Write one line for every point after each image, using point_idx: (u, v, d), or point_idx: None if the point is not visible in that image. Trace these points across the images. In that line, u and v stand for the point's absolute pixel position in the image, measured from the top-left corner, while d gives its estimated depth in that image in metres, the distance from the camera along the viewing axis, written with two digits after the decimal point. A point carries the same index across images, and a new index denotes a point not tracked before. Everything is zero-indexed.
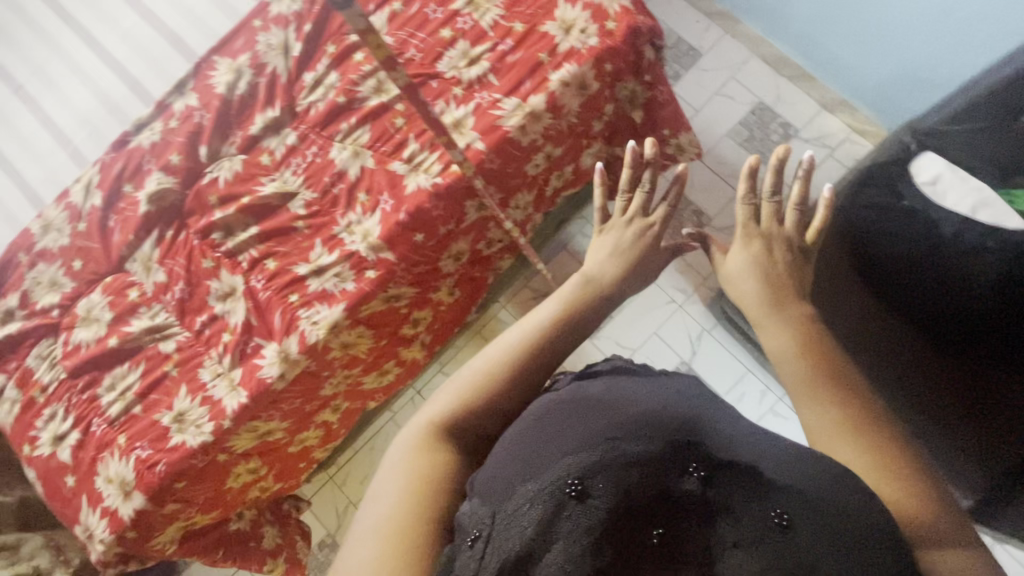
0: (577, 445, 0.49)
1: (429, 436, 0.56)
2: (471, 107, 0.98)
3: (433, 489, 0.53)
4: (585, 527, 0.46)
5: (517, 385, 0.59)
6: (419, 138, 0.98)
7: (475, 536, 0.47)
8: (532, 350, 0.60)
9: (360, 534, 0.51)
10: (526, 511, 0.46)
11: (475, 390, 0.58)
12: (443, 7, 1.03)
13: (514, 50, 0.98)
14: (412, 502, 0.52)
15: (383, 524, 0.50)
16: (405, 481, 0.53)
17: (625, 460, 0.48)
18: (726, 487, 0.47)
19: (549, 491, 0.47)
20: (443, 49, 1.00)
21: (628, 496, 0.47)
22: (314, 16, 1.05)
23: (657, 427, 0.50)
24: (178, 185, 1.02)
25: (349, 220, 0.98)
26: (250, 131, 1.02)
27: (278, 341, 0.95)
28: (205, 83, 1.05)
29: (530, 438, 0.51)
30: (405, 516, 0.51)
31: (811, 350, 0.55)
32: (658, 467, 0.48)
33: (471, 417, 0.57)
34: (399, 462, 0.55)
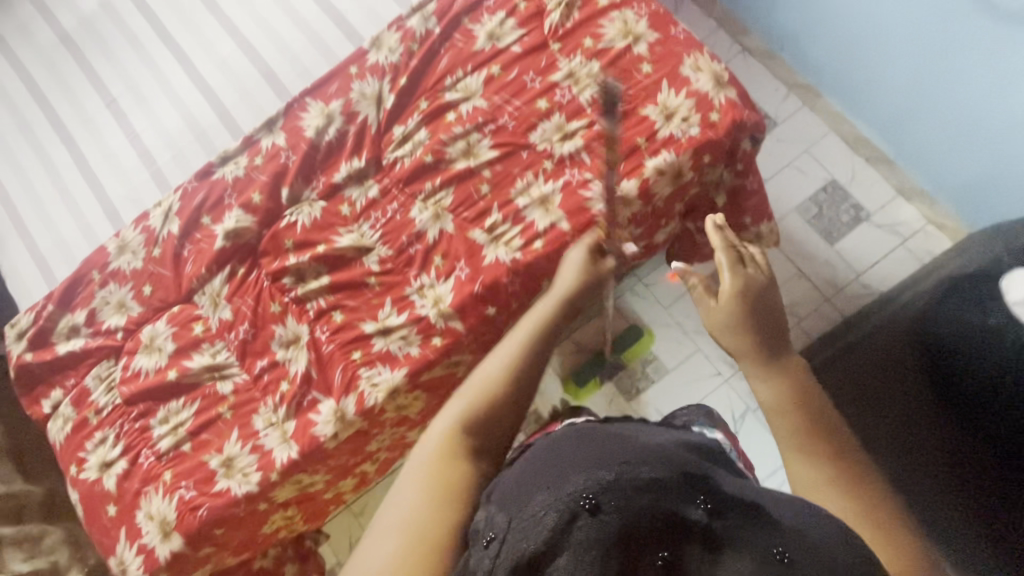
0: (592, 463, 0.46)
1: (446, 444, 0.55)
2: (560, 183, 0.95)
3: (454, 492, 0.52)
4: (595, 542, 0.42)
5: (517, 388, 0.61)
6: (503, 208, 0.96)
7: (491, 538, 0.45)
8: (534, 352, 0.64)
9: (378, 536, 0.49)
10: (539, 518, 0.43)
11: (482, 391, 0.59)
12: (542, 76, 1.01)
13: (610, 130, 0.96)
14: (432, 500, 0.51)
15: (402, 525, 0.49)
16: (428, 479, 0.52)
17: (638, 482, 0.44)
18: (741, 522, 0.43)
19: (562, 501, 0.44)
20: (538, 120, 0.98)
21: (637, 517, 0.43)
22: (411, 70, 1.05)
23: (667, 457, 0.47)
24: (256, 224, 1.01)
25: (421, 283, 0.96)
26: (333, 179, 1.02)
27: (336, 398, 0.93)
28: (294, 123, 1.05)
29: (541, 455, 0.50)
30: (429, 514, 0.50)
31: (794, 394, 0.55)
32: (669, 492, 0.44)
33: (479, 418, 0.58)
34: (422, 462, 0.54)
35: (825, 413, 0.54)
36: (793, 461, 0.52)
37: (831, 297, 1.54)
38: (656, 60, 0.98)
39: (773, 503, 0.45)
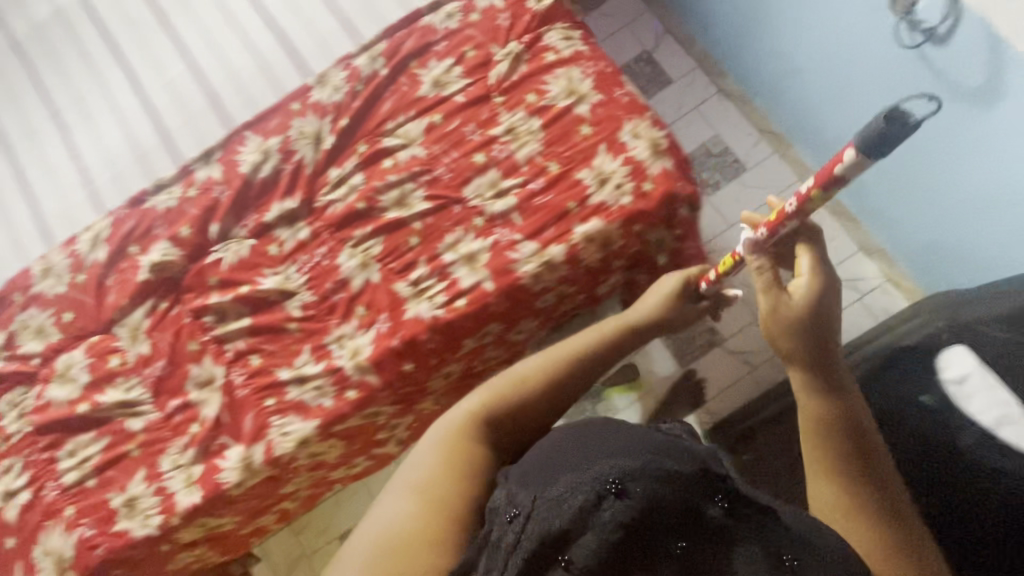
0: (623, 454, 0.53)
1: (467, 421, 0.67)
2: (489, 242, 0.94)
3: (464, 459, 0.64)
4: (618, 523, 0.50)
5: (544, 389, 0.72)
6: (430, 262, 0.95)
7: (516, 514, 0.53)
8: (574, 364, 0.75)
9: (398, 486, 0.63)
10: (568, 498, 0.51)
11: (517, 383, 0.72)
12: (482, 129, 1.00)
13: (543, 191, 0.95)
14: (448, 460, 0.63)
15: (417, 478, 0.63)
16: (445, 447, 0.65)
17: (662, 474, 0.51)
18: (745, 514, 0.51)
19: (591, 487, 0.51)
20: (473, 175, 0.97)
21: (660, 505, 0.50)
22: (352, 112, 1.03)
23: (690, 454, 0.54)
24: (182, 258, 1.00)
25: (341, 333, 0.95)
26: (264, 218, 1.01)
27: (244, 445, 0.92)
28: (231, 157, 1.04)
29: (571, 444, 0.58)
30: (443, 477, 0.62)
31: (831, 412, 0.58)
32: (690, 484, 0.51)
33: (508, 404, 0.69)
34: (446, 427, 0.67)
35: (857, 427, 0.58)
36: (815, 472, 0.57)
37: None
38: (596, 123, 0.97)
39: (786, 510, 0.52)
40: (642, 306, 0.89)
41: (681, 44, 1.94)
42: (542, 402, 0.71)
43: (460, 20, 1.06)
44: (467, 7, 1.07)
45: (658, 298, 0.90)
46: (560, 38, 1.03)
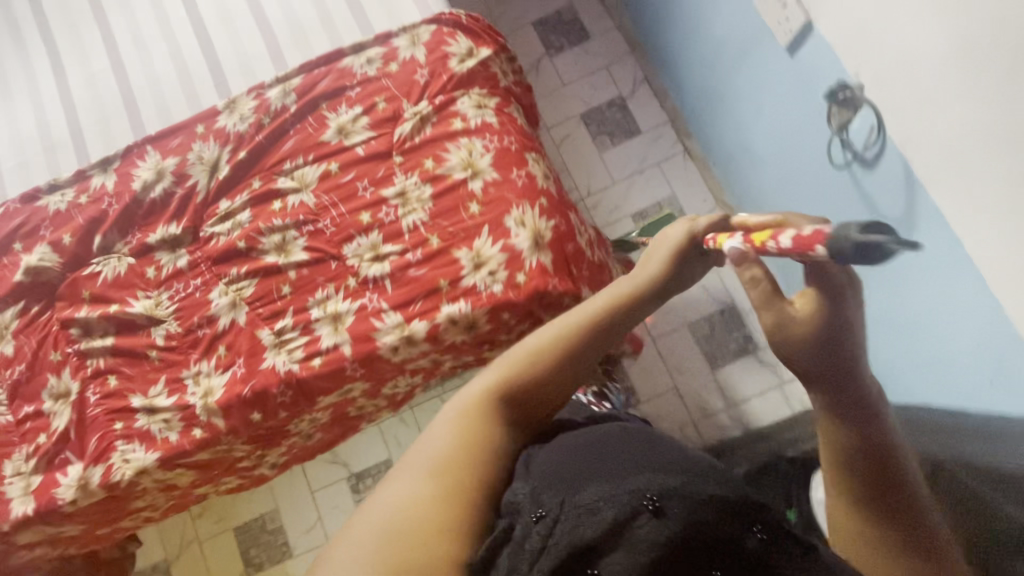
0: (655, 468, 0.45)
1: (479, 403, 0.50)
2: (356, 305, 0.94)
3: (482, 453, 0.48)
4: (651, 543, 0.40)
5: (569, 365, 0.54)
6: (297, 315, 0.95)
7: (542, 515, 0.43)
8: (583, 339, 0.55)
9: (398, 473, 0.47)
10: (598, 508, 0.42)
11: (539, 359, 0.53)
12: (375, 187, 0.99)
13: (419, 264, 0.94)
14: (460, 454, 0.47)
15: (424, 467, 0.47)
16: (456, 437, 0.49)
17: (701, 495, 0.42)
18: (793, 554, 0.41)
19: (626, 499, 0.42)
20: (356, 233, 0.97)
21: (702, 531, 0.41)
22: (253, 145, 1.02)
23: (725, 476, 0.45)
24: (60, 265, 1.01)
25: (199, 369, 0.95)
26: (147, 238, 1.00)
27: (84, 465, 0.93)
28: (128, 170, 1.04)
29: (588, 449, 0.48)
30: (459, 468, 0.47)
31: (848, 465, 0.51)
32: (737, 511, 0.42)
33: (526, 388, 0.53)
34: (453, 413, 0.50)
35: (881, 458, 0.50)
36: (835, 510, 0.52)
37: (695, 421, 1.34)
38: (486, 202, 0.96)
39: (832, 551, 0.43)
40: (647, 263, 0.63)
41: (655, 95, 1.92)
42: (553, 388, 0.54)
43: (379, 68, 1.05)
44: (388, 56, 1.05)
45: (665, 249, 0.63)
46: (473, 106, 1.02)
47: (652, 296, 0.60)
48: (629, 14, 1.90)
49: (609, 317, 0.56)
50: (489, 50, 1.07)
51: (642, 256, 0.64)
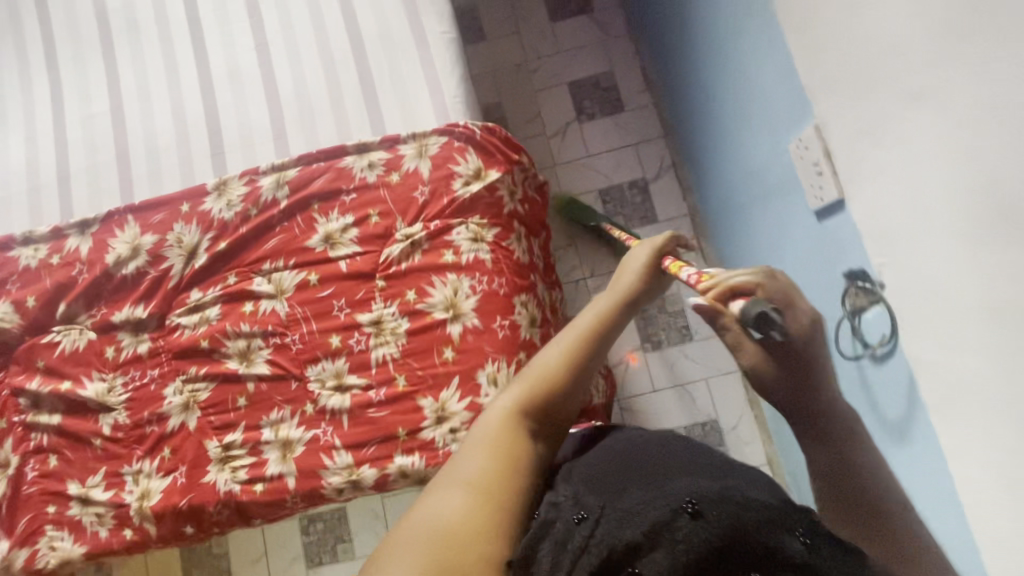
0: (692, 480, 0.52)
1: (500, 422, 0.59)
2: (309, 435, 0.90)
3: (508, 464, 0.57)
4: (691, 544, 0.47)
5: (570, 381, 0.63)
6: (248, 431, 0.91)
7: (584, 516, 0.51)
8: (578, 351, 0.64)
9: (444, 486, 0.55)
10: (640, 509, 0.50)
11: (547, 378, 0.62)
12: (351, 309, 0.94)
13: (380, 404, 0.90)
14: (490, 468, 0.56)
15: (465, 481, 0.55)
16: (484, 454, 0.57)
17: (741, 502, 0.49)
18: (829, 554, 0.45)
19: (664, 504, 0.49)
20: (322, 356, 0.92)
21: (736, 533, 0.47)
22: (235, 238, 0.98)
23: (759, 481, 0.53)
24: (20, 327, 0.98)
25: (140, 468, 0.92)
26: (111, 316, 0.97)
27: (10, 544, 0.91)
28: (105, 236, 1.00)
29: (630, 459, 0.57)
30: (492, 479, 0.56)
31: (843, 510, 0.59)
32: (772, 514, 0.48)
33: (539, 406, 0.61)
34: (481, 433, 0.59)
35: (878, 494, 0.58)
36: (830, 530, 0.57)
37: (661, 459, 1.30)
38: (461, 350, 0.91)
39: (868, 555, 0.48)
40: (628, 274, 0.74)
41: (680, 185, 1.86)
42: (561, 395, 0.63)
43: (380, 175, 0.99)
44: (391, 164, 1.00)
45: (638, 263, 0.75)
46: (468, 238, 0.96)
47: (627, 304, 0.70)
48: (667, 97, 1.82)
49: (598, 332, 0.66)
50: (498, 173, 1.01)
51: (618, 271, 0.75)
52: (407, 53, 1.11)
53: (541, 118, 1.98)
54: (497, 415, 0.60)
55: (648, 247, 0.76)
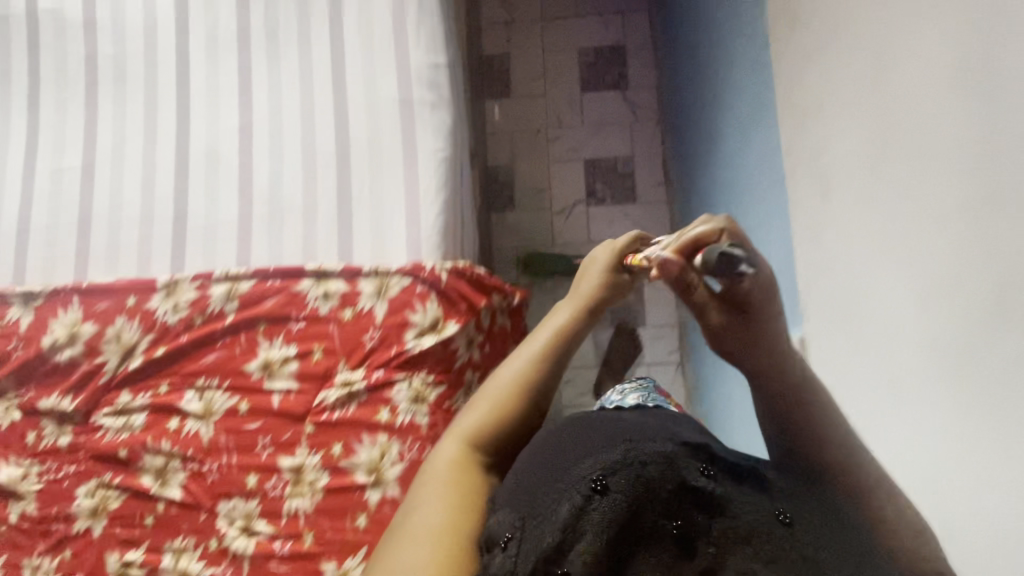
0: (598, 450, 0.53)
1: (450, 461, 0.68)
2: (208, 571, 0.88)
3: (464, 498, 0.62)
4: (607, 519, 0.48)
5: (528, 398, 0.72)
6: (149, 551, 0.90)
7: (509, 537, 0.52)
8: (533, 375, 0.73)
9: (405, 536, 0.60)
10: (559, 505, 0.50)
11: (504, 401, 0.71)
12: (275, 449, 0.91)
13: (283, 559, 0.87)
14: (445, 508, 0.62)
15: (422, 531, 0.60)
16: (439, 492, 0.63)
17: (638, 462, 0.50)
18: (740, 495, 0.47)
19: (573, 491, 0.50)
20: (236, 492, 0.90)
21: (643, 493, 0.49)
22: (173, 346, 0.94)
23: (648, 431, 0.55)
24: None
25: (37, 564, 0.91)
26: (38, 400, 0.95)
27: None
28: (46, 314, 0.97)
29: (542, 455, 0.58)
30: (447, 520, 0.60)
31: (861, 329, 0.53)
32: (666, 463, 0.50)
33: (493, 437, 0.69)
34: (436, 480, 0.66)
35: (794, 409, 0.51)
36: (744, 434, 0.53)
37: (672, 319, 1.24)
38: (375, 519, 0.88)
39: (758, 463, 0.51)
40: (583, 289, 0.78)
41: None
42: (516, 416, 0.71)
43: (333, 308, 0.95)
44: (347, 298, 0.95)
45: (592, 276, 0.78)
46: (408, 397, 0.92)
47: (586, 315, 0.76)
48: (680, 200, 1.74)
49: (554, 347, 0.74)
50: (456, 325, 0.96)
51: (577, 285, 0.79)
52: (392, 166, 1.05)
53: (550, 191, 1.91)
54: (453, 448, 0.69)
55: (606, 248, 0.80)
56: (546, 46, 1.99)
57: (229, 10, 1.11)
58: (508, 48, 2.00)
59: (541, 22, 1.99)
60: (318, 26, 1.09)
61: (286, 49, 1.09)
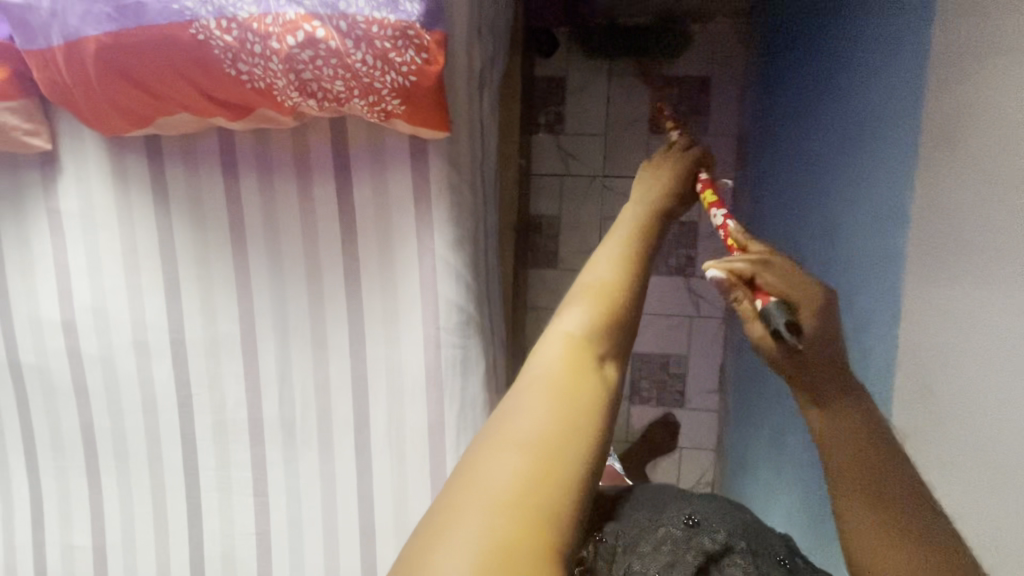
0: (697, 504, 0.54)
1: (568, 358, 0.50)
2: None
3: (568, 414, 0.46)
4: (704, 549, 0.48)
5: (630, 299, 0.55)
6: None
7: (605, 547, 0.50)
8: (636, 262, 0.58)
9: (502, 437, 0.44)
10: (662, 532, 0.50)
11: (606, 303, 0.53)
12: None
13: None
14: (541, 434, 0.44)
15: (531, 433, 0.44)
16: (544, 394, 0.47)
17: (743, 522, 0.53)
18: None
19: (667, 523, 0.51)
20: None
21: (738, 535, 0.50)
22: None
23: (735, 511, 0.56)
24: None
25: None
26: None
27: None
28: None
29: (639, 503, 0.58)
30: (550, 424, 0.45)
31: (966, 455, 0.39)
32: (763, 539, 0.52)
33: (604, 331, 0.52)
34: (544, 368, 0.49)
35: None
36: None
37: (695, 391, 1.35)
38: None
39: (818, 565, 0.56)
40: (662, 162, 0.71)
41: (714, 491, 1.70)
42: (625, 325, 0.54)
43: None
44: None
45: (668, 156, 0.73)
46: None
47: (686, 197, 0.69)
48: (733, 437, 1.57)
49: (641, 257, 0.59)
50: None
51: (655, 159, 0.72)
52: None
53: None
54: (550, 358, 0.50)
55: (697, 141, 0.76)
56: (604, 210, 1.65)
57: (238, 392, 0.95)
58: (560, 208, 1.67)
59: (600, 180, 1.64)
60: (341, 429, 0.94)
61: (305, 448, 0.95)
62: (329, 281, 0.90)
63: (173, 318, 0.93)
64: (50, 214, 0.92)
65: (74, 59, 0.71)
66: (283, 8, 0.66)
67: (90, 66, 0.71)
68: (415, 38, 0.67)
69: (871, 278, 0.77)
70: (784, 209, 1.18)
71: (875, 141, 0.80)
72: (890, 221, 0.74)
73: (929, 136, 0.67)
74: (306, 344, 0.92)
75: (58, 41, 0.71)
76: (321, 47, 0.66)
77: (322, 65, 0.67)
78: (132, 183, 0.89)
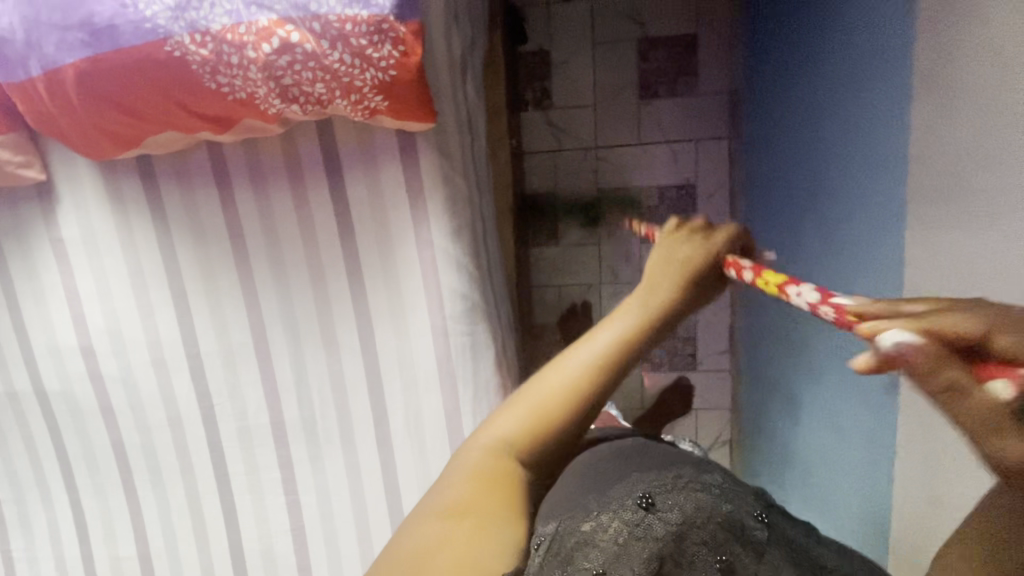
0: (645, 478, 0.52)
1: (495, 458, 0.51)
2: None
3: (487, 500, 0.49)
4: (652, 535, 0.47)
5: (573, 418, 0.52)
6: None
7: (541, 540, 0.47)
8: (597, 382, 0.52)
9: (426, 511, 0.49)
10: (610, 519, 0.48)
11: (541, 411, 0.52)
12: None
13: None
14: (461, 512, 0.47)
15: (448, 507, 0.48)
16: (470, 476, 0.50)
17: (696, 487, 0.51)
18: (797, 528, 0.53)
19: (614, 506, 0.49)
20: None
21: (694, 512, 0.49)
22: None
23: (689, 465, 0.55)
24: None
25: None
26: None
27: None
28: None
29: (594, 478, 0.57)
30: (466, 506, 0.48)
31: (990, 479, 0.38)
32: (724, 500, 0.51)
33: (535, 441, 0.52)
34: (469, 460, 0.52)
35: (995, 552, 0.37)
36: None
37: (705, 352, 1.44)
38: None
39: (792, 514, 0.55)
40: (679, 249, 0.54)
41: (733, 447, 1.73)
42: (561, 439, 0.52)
43: None
44: None
45: (693, 241, 0.54)
46: None
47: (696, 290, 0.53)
48: (746, 393, 1.59)
49: (614, 358, 0.52)
50: None
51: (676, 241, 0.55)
52: None
53: None
54: (481, 447, 0.52)
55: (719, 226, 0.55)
56: (600, 183, 1.62)
57: (257, 399, 0.97)
58: (556, 183, 1.65)
59: (594, 152, 1.62)
60: (362, 423, 0.96)
61: (328, 445, 0.98)
62: (334, 282, 0.91)
63: (187, 333, 0.95)
64: (54, 243, 0.93)
65: (55, 88, 0.72)
66: (255, 15, 0.65)
67: (71, 94, 0.71)
68: (390, 31, 0.67)
69: (872, 229, 0.76)
70: (780, 164, 1.16)
71: (869, 84, 0.77)
72: (889, 165, 0.72)
73: (921, 76, 0.65)
74: (317, 345, 0.94)
75: (37, 72, 0.71)
76: (297, 50, 0.66)
77: (301, 69, 0.67)
78: (130, 205, 0.90)
